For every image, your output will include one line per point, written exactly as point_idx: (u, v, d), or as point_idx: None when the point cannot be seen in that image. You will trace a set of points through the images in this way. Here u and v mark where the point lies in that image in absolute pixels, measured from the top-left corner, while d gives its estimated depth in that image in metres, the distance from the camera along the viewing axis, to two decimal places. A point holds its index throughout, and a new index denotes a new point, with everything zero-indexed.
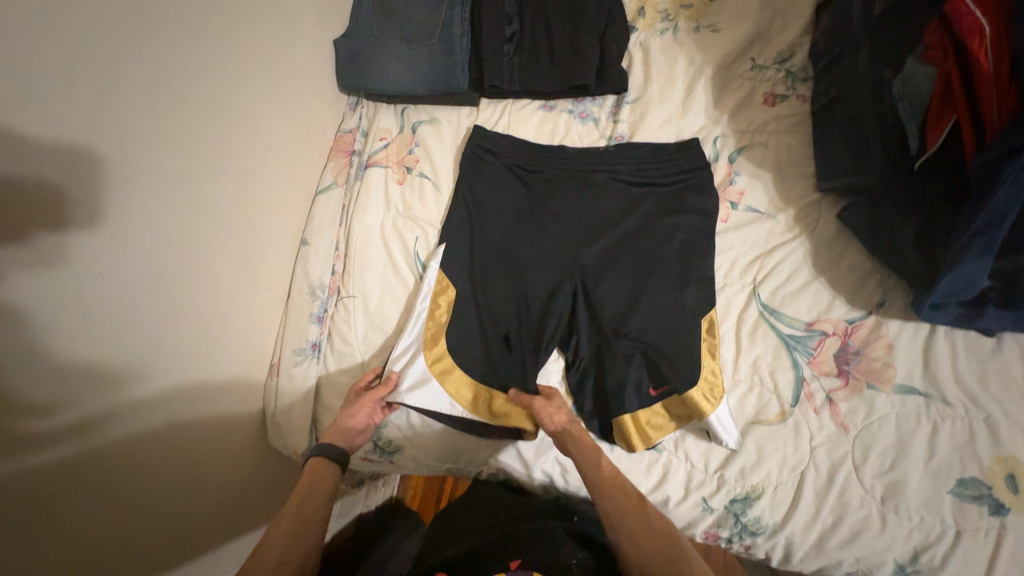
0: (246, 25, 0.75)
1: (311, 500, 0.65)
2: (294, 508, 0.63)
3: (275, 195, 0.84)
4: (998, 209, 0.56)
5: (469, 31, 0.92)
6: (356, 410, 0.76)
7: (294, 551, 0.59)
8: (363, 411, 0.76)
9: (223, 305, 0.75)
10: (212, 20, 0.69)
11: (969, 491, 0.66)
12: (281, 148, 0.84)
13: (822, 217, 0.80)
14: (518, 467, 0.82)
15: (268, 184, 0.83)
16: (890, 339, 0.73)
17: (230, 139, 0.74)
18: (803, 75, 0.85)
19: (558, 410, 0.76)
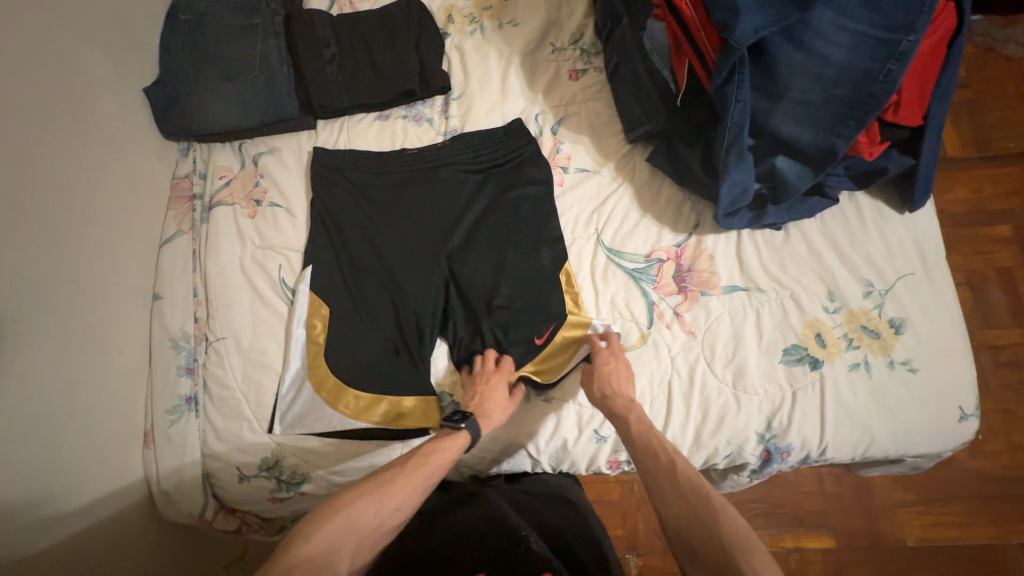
0: (31, 86, 0.72)
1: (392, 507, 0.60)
2: (395, 474, 0.63)
3: (111, 255, 0.80)
4: (736, 122, 0.70)
5: (290, 60, 0.95)
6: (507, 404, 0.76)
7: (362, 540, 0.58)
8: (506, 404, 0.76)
9: (57, 380, 0.69)
10: None
11: (794, 356, 0.79)
12: (109, 206, 0.81)
13: (637, 164, 0.92)
14: None
15: (98, 245, 0.78)
16: (710, 251, 0.86)
17: (34, 204, 0.69)
18: (595, 50, 0.97)
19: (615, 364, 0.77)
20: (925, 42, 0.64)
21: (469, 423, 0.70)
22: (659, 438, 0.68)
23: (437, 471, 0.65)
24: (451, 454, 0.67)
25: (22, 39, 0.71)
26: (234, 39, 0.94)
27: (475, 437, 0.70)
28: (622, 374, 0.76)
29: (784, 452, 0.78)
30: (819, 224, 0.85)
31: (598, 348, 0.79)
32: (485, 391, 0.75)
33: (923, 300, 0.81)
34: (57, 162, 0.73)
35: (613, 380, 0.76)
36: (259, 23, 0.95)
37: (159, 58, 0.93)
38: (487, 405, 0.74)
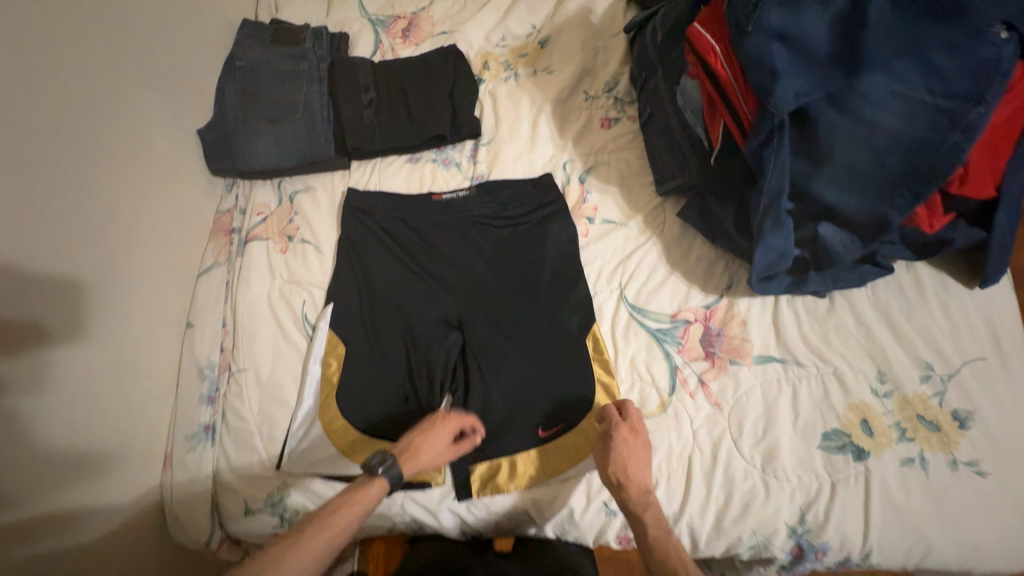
0: (98, 132, 0.78)
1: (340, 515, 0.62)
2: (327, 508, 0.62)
3: (153, 285, 0.86)
4: (773, 187, 0.65)
5: (330, 104, 1.00)
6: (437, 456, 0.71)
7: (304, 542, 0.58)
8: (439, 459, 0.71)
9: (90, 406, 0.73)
10: (57, 135, 0.72)
11: (834, 442, 0.71)
12: (156, 239, 0.87)
13: (667, 218, 0.88)
14: (426, 513, 0.78)
15: (142, 275, 0.84)
16: (742, 315, 0.80)
17: (87, 239, 0.75)
18: (629, 99, 0.95)
19: (637, 444, 0.70)
20: (999, 111, 0.57)
21: (387, 467, 0.66)
22: (675, 547, 0.62)
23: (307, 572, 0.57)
24: (322, 537, 0.59)
25: (96, 90, 0.78)
26: (283, 84, 1.00)
27: (392, 485, 0.67)
28: (639, 456, 0.69)
29: (819, 551, 0.69)
30: (870, 295, 0.77)
31: (617, 422, 0.71)
32: (421, 432, 0.72)
33: (994, 392, 0.70)
34: (115, 199, 0.80)
35: (631, 465, 0.68)
36: (306, 70, 1.01)
37: (215, 100, 1.00)
38: (421, 447, 0.70)
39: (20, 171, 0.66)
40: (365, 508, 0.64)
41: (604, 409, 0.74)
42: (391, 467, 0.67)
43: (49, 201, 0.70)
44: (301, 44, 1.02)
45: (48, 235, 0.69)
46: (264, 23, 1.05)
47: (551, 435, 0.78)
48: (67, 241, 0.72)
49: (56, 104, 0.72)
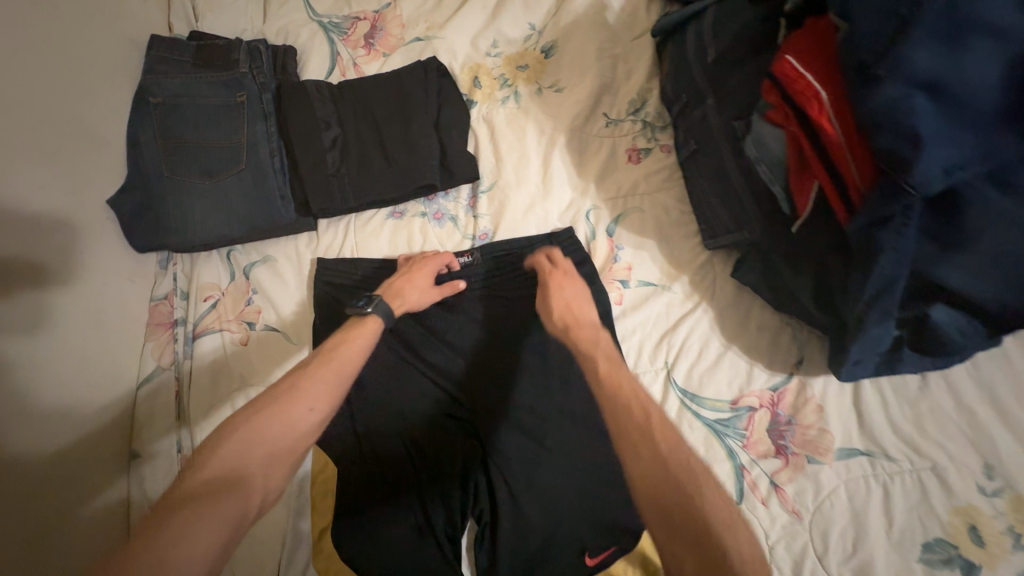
0: None
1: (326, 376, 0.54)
2: (309, 373, 0.54)
3: (75, 420, 0.65)
4: (886, 274, 0.49)
5: (281, 148, 0.78)
6: (412, 287, 0.69)
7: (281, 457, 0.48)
8: (414, 289, 0.69)
9: None
10: None
11: (938, 555, 0.59)
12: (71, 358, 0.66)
13: (718, 278, 0.72)
14: None
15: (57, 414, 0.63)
16: (818, 399, 0.66)
17: None
18: (661, 123, 0.76)
19: (568, 278, 0.68)
20: None
21: (375, 303, 0.64)
22: (626, 375, 0.54)
23: (296, 422, 0.50)
24: (315, 380, 0.53)
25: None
26: (217, 123, 0.77)
27: (386, 321, 0.64)
28: (580, 297, 0.66)
29: None
30: (968, 369, 0.64)
31: (547, 268, 0.69)
32: (406, 276, 0.70)
33: None
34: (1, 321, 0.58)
35: (574, 309, 0.65)
36: (245, 103, 0.78)
37: (129, 152, 0.76)
38: (405, 288, 0.68)
39: None
40: (361, 344, 0.59)
41: (534, 259, 0.71)
42: (380, 305, 0.64)
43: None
44: (234, 66, 0.79)
45: None
46: (181, 40, 0.80)
47: (600, 562, 0.63)
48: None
49: None
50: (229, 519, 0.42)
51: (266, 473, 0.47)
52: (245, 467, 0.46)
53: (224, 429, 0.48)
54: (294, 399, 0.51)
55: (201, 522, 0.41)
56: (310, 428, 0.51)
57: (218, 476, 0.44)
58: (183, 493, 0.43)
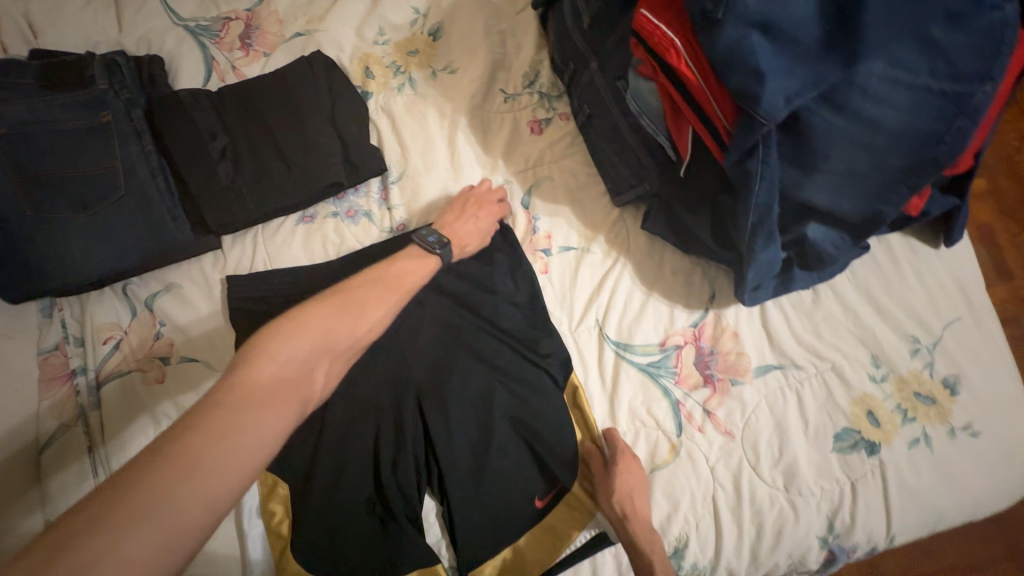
0: None
1: (390, 300, 0.57)
2: (370, 295, 0.56)
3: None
4: (762, 201, 0.55)
5: (164, 167, 0.72)
6: (475, 229, 0.71)
7: (340, 366, 0.52)
8: (479, 232, 0.71)
9: None
10: None
11: (846, 442, 0.69)
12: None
13: (631, 232, 0.76)
14: None
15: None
16: (733, 327, 0.73)
17: None
18: (556, 92, 0.79)
19: (632, 471, 0.66)
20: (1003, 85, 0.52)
21: (443, 249, 0.66)
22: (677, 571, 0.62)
23: (357, 337, 0.53)
24: (377, 300, 0.56)
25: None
26: (82, 151, 0.70)
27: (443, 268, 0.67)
28: (639, 488, 0.66)
29: (850, 552, 0.68)
30: (850, 277, 0.73)
31: (620, 453, 0.67)
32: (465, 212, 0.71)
33: (975, 350, 0.70)
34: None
35: (631, 496, 0.65)
36: (111, 122, 0.71)
37: None
38: (466, 231, 0.70)
39: None
40: (422, 277, 0.63)
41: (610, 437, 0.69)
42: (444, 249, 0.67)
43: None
44: (91, 83, 0.71)
45: None
46: (18, 60, 0.71)
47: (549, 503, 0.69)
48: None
49: None
50: (298, 413, 0.46)
51: (326, 377, 0.50)
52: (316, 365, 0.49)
53: (302, 320, 0.50)
54: (360, 317, 0.54)
55: (281, 415, 0.44)
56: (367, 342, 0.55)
57: (293, 372, 0.47)
58: (257, 381, 0.45)
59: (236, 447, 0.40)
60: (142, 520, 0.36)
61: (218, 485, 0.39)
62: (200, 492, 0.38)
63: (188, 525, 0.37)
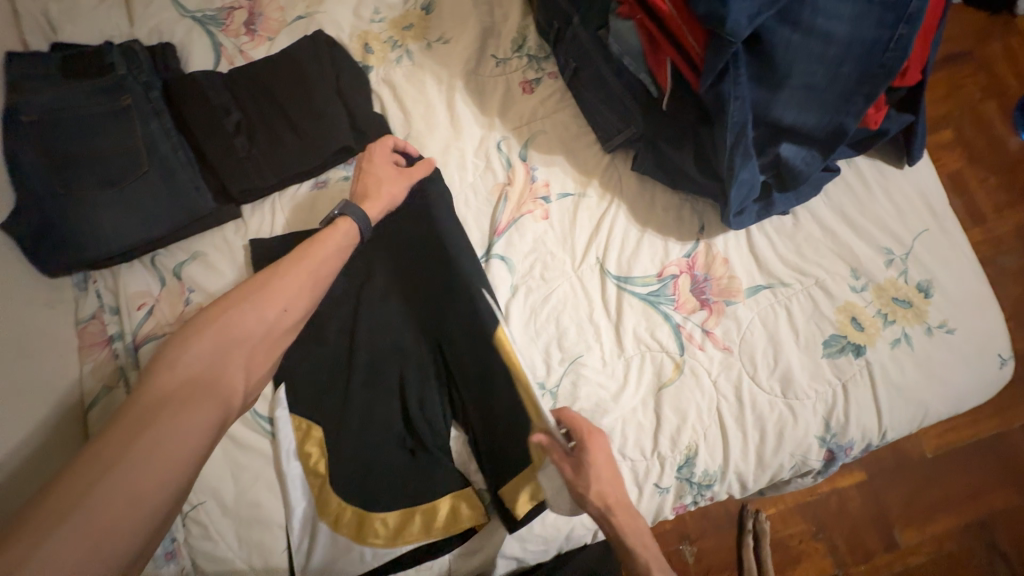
0: None
1: (307, 279, 0.65)
2: (276, 279, 0.64)
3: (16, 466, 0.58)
4: (737, 120, 0.61)
5: (184, 143, 0.77)
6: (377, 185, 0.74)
7: (259, 358, 0.61)
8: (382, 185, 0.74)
9: None
10: None
11: (834, 347, 0.75)
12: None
13: (622, 175, 0.82)
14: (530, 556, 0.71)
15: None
16: (723, 254, 0.79)
17: None
18: (544, 54, 0.86)
19: (602, 460, 0.63)
20: None
21: (346, 208, 0.70)
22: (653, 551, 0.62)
23: (268, 323, 0.61)
24: (285, 286, 0.63)
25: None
26: (105, 131, 0.74)
27: (357, 222, 0.70)
28: (609, 472, 0.63)
29: (847, 449, 0.74)
30: (825, 200, 0.80)
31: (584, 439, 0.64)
32: (372, 171, 0.75)
33: (943, 255, 0.77)
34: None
35: (605, 482, 0.62)
36: (132, 104, 0.76)
37: (11, 175, 0.71)
38: (371, 187, 0.74)
39: None
40: (334, 244, 0.68)
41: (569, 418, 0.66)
42: (348, 208, 0.70)
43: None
44: (111, 70, 0.76)
45: None
46: (42, 53, 0.76)
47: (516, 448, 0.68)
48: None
49: None
50: (218, 403, 0.54)
51: (244, 368, 0.59)
52: (220, 365, 0.57)
53: (200, 326, 0.58)
54: (268, 303, 0.62)
55: (192, 410, 0.51)
56: (276, 328, 0.62)
57: (202, 370, 0.55)
58: (167, 385, 0.53)
59: (156, 437, 0.48)
60: (81, 504, 0.43)
61: (149, 470, 0.46)
62: (130, 475, 0.45)
63: (137, 504, 0.45)
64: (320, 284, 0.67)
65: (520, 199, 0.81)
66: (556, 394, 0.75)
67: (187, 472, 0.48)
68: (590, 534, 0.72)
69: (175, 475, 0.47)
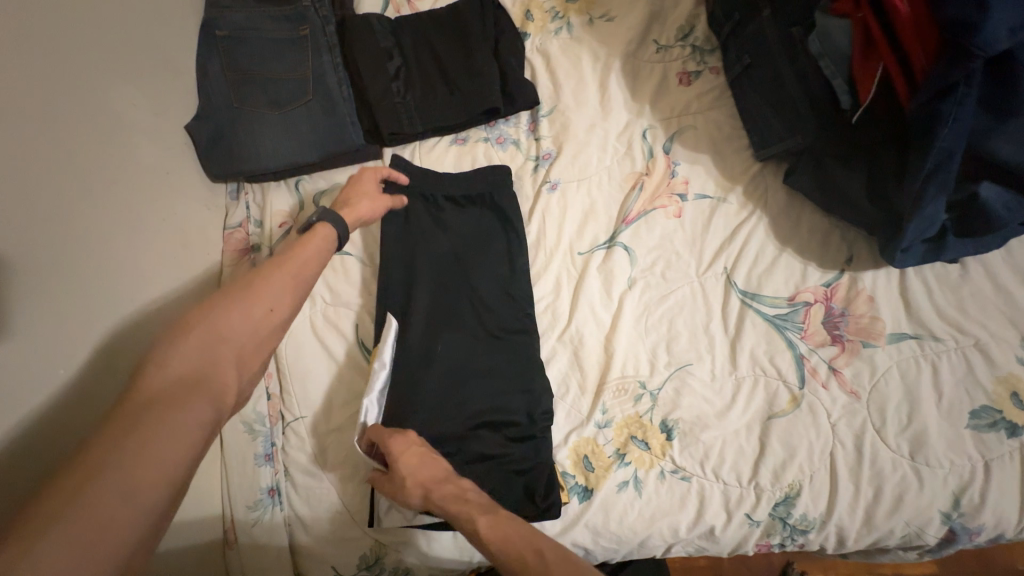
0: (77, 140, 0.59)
1: (295, 276, 0.58)
2: (262, 275, 0.56)
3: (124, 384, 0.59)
4: (944, 147, 0.55)
5: (347, 78, 0.81)
6: (357, 200, 0.71)
7: (252, 355, 0.52)
8: (364, 201, 0.71)
9: None
10: (34, 156, 0.53)
11: (984, 420, 0.66)
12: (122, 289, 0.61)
13: (769, 187, 0.77)
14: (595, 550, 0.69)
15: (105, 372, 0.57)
16: (868, 291, 0.72)
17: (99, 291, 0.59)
18: (709, 47, 0.82)
19: (407, 455, 0.62)
20: None
21: (323, 215, 0.65)
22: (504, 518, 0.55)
23: (257, 322, 0.53)
24: (272, 286, 0.56)
25: (31, 67, 0.54)
26: (281, 56, 0.79)
27: (336, 225, 0.65)
28: (426, 464, 0.62)
29: (973, 533, 0.66)
30: (1003, 256, 0.71)
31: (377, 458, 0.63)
32: (356, 187, 0.73)
33: None
34: (85, 218, 0.58)
35: (422, 470, 0.61)
36: (309, 35, 0.80)
37: (198, 83, 0.78)
38: (353, 201, 0.71)
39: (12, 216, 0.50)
40: (322, 241, 0.62)
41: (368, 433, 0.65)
42: (327, 214, 0.65)
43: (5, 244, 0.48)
44: None
45: (55, 293, 0.53)
46: None
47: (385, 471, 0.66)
48: (42, 284, 0.52)
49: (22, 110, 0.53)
50: (212, 403, 0.46)
51: (238, 364, 0.51)
52: (212, 362, 0.49)
53: (182, 327, 0.50)
54: (255, 299, 0.54)
55: (181, 408, 0.43)
56: (268, 328, 0.54)
57: (189, 368, 0.47)
58: (153, 386, 0.44)
59: (145, 438, 0.40)
60: (64, 509, 0.35)
61: (143, 472, 0.39)
62: (119, 479, 0.37)
63: (128, 512, 0.37)
64: (307, 283, 0.59)
65: (654, 192, 0.78)
66: (656, 397, 0.72)
67: (168, 490, 0.39)
68: (664, 546, 0.69)
69: (168, 474, 0.40)
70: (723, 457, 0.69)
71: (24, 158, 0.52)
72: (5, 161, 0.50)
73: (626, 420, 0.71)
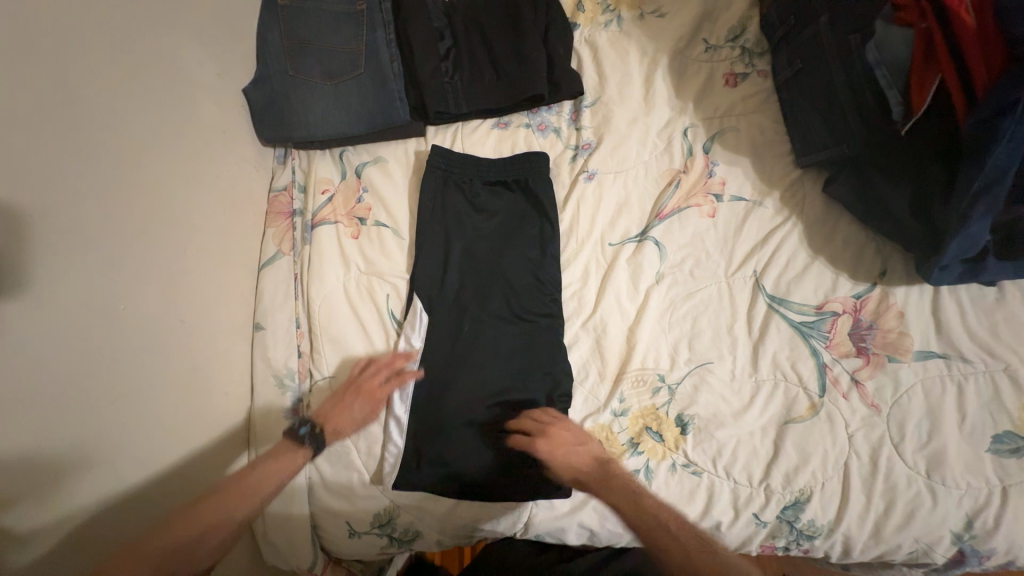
0: (143, 95, 0.63)
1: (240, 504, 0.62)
2: (204, 506, 0.60)
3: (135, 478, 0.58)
4: (998, 166, 0.55)
5: (399, 54, 0.83)
6: (349, 405, 0.70)
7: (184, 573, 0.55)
8: (354, 407, 0.70)
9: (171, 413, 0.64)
10: (104, 106, 0.58)
11: (1006, 445, 0.66)
12: (145, 371, 0.60)
13: (807, 194, 0.77)
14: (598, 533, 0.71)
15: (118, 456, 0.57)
16: (899, 306, 0.72)
17: (150, 238, 0.62)
18: (759, 50, 0.82)
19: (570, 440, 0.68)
20: None
21: (312, 437, 0.68)
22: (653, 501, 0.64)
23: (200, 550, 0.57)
24: (215, 518, 0.60)
25: (100, 22, 0.58)
26: (337, 28, 0.82)
27: (315, 451, 0.68)
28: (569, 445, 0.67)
29: (983, 556, 0.66)
30: None
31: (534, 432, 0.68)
32: (348, 398, 0.70)
33: None
34: (142, 170, 0.62)
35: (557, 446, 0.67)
36: (365, 9, 0.82)
37: (256, 51, 0.82)
38: (341, 415, 0.70)
39: (81, 158, 0.54)
40: (284, 471, 0.66)
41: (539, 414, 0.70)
42: (312, 438, 0.68)
43: (67, 183, 0.53)
44: None
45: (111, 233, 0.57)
46: None
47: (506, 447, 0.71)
48: (102, 226, 0.56)
49: (95, 63, 0.57)
50: None
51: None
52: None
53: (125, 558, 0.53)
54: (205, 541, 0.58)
55: None
56: (199, 557, 0.57)
57: None
58: None
59: None
60: None
61: None
62: None
63: None
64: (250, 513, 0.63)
65: (690, 189, 0.78)
66: (674, 391, 0.73)
67: None
68: None
69: None
70: (736, 456, 0.70)
71: (93, 107, 0.56)
72: (77, 110, 0.54)
73: (643, 410, 0.72)
